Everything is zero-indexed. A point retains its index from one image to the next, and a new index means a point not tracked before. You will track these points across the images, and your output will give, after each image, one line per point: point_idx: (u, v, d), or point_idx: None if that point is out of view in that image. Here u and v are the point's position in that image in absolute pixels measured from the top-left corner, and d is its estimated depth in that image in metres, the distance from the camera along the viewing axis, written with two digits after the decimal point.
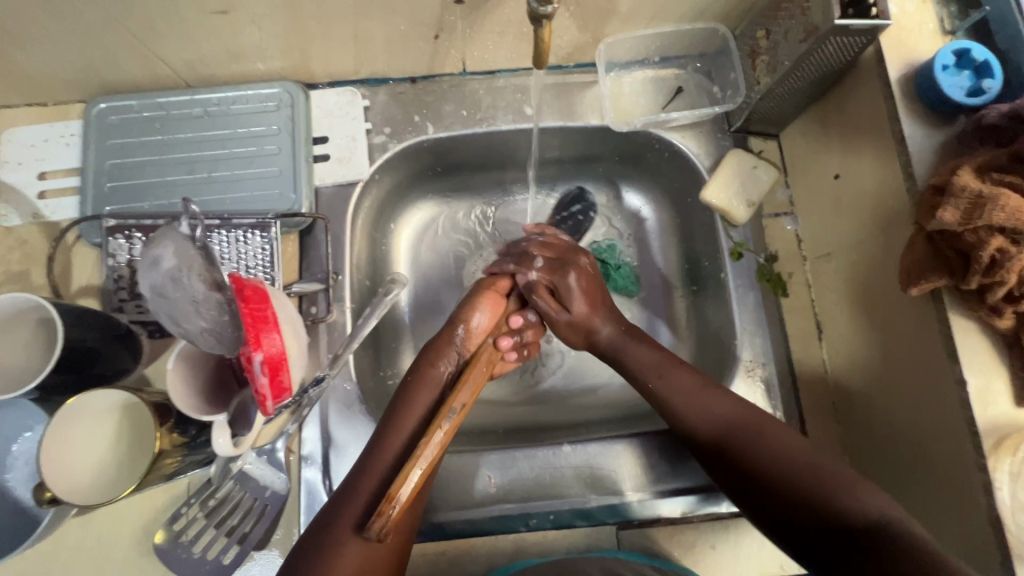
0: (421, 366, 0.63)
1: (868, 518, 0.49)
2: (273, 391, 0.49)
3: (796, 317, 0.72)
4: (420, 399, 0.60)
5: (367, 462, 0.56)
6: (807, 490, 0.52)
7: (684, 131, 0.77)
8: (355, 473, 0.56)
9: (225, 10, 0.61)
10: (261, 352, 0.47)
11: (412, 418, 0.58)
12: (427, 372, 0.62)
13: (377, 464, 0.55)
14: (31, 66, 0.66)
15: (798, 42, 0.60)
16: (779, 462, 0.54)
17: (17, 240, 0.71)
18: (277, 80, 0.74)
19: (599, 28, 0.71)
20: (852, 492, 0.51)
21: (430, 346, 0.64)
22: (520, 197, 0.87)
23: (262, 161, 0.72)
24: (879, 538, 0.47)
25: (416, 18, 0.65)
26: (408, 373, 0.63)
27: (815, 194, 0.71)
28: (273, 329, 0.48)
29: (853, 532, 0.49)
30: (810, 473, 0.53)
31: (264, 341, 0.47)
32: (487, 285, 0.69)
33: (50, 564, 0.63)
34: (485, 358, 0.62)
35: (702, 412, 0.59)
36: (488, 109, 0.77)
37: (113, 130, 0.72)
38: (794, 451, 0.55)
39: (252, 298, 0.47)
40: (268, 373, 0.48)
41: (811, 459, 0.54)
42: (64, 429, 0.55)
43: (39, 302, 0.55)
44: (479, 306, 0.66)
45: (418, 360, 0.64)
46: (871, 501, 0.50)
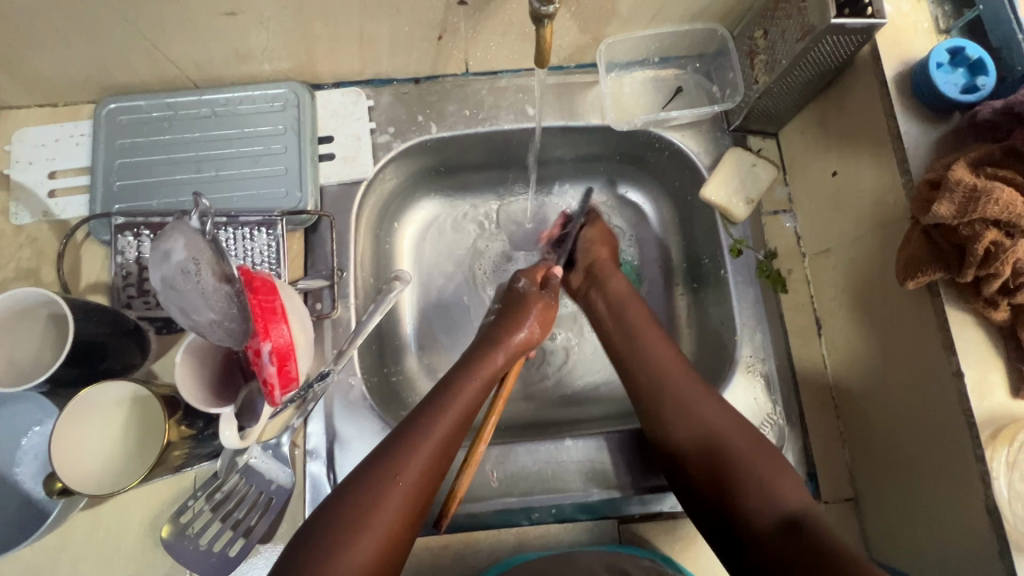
0: (479, 356, 0.65)
1: (790, 508, 0.53)
2: (281, 381, 0.51)
3: (795, 313, 0.73)
4: (470, 389, 0.61)
5: (402, 443, 0.55)
6: (746, 483, 0.55)
7: (685, 130, 0.78)
8: (389, 451, 0.54)
9: (233, 11, 0.62)
10: (269, 342, 0.50)
11: (455, 411, 0.59)
12: (484, 363, 0.64)
13: (410, 463, 0.54)
14: (43, 67, 0.68)
15: (795, 41, 0.61)
16: (732, 454, 0.58)
17: (27, 238, 0.72)
18: (283, 81, 0.75)
19: (599, 29, 0.72)
20: (780, 484, 0.55)
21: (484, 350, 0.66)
22: (521, 197, 0.88)
23: (268, 160, 0.73)
24: (799, 529, 0.50)
25: (420, 19, 0.66)
26: (465, 360, 0.65)
27: (813, 192, 0.72)
28: (281, 320, 0.51)
29: (778, 522, 0.52)
30: (757, 460, 0.57)
31: (272, 332, 0.50)
32: (540, 302, 0.72)
33: (58, 556, 0.64)
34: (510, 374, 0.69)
35: (667, 365, 0.66)
36: (491, 109, 0.79)
37: (122, 130, 0.74)
38: (724, 425, 0.60)
39: (260, 290, 0.50)
40: (276, 363, 0.50)
41: (738, 437, 0.59)
42: (68, 427, 0.55)
43: (51, 296, 0.56)
44: (528, 320, 0.70)
45: (476, 349, 0.66)
46: (793, 498, 0.54)
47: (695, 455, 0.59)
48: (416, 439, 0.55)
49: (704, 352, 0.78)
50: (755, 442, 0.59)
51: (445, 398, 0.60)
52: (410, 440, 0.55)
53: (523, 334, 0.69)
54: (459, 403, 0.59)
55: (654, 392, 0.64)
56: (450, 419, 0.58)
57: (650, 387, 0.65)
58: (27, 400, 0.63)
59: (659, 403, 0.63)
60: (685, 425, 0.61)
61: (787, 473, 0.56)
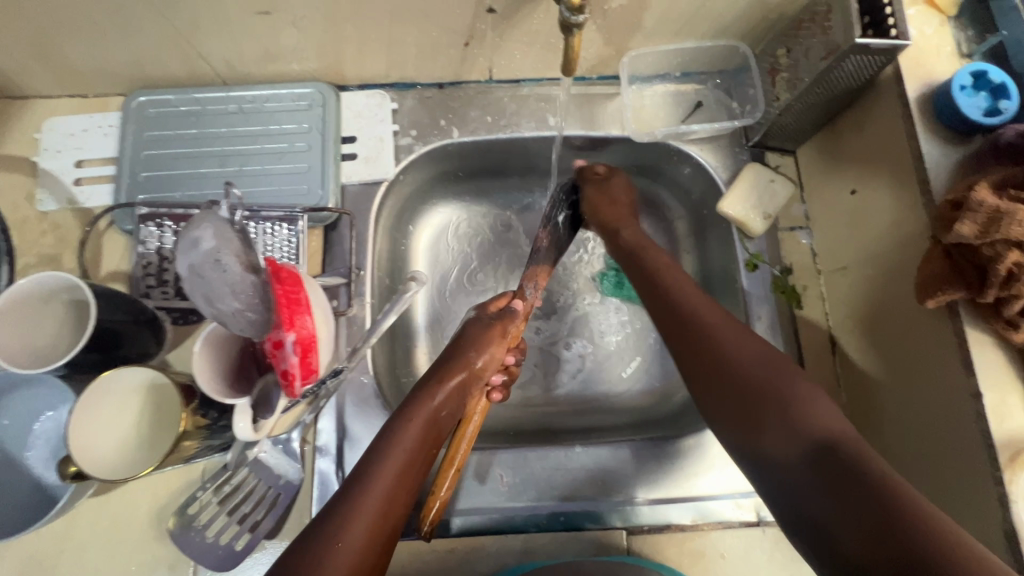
0: (414, 403, 0.61)
1: (818, 432, 0.47)
2: (302, 372, 0.52)
3: (810, 329, 0.73)
4: (421, 415, 0.60)
5: (342, 508, 0.49)
6: (773, 414, 0.50)
7: (703, 144, 0.79)
8: (328, 520, 0.48)
9: (268, 11, 0.63)
10: (294, 332, 0.50)
11: (394, 466, 0.54)
12: (425, 407, 0.61)
13: (366, 499, 0.50)
14: (78, 57, 0.69)
15: (819, 59, 0.62)
16: (761, 376, 0.53)
17: (50, 225, 0.73)
18: (310, 81, 0.77)
19: (623, 41, 0.73)
20: (809, 409, 0.49)
21: (431, 380, 0.64)
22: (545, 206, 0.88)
23: (291, 158, 0.74)
24: (826, 450, 0.46)
25: (449, 25, 0.68)
26: (400, 407, 0.61)
27: (831, 209, 0.72)
28: (305, 311, 0.51)
29: (804, 446, 0.47)
30: (780, 384, 0.52)
31: (297, 322, 0.50)
32: (497, 324, 0.70)
33: (64, 543, 0.64)
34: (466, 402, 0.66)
35: (686, 302, 0.62)
36: (512, 116, 0.80)
37: (150, 123, 0.75)
38: (750, 349, 0.56)
39: (286, 281, 0.51)
40: (299, 353, 0.51)
41: (768, 359, 0.55)
42: (100, 387, 0.56)
43: (74, 281, 0.57)
44: (485, 346, 0.68)
45: (411, 396, 0.62)
46: (827, 424, 0.48)
47: (718, 370, 0.55)
48: (354, 504, 0.50)
49: None
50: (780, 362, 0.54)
51: (381, 452, 0.55)
52: (355, 495, 0.50)
53: (478, 364, 0.66)
54: (398, 455, 0.55)
55: (686, 344, 0.59)
56: (388, 478, 0.53)
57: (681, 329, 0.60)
58: (44, 386, 0.63)
59: (701, 354, 0.57)
60: (705, 351, 0.57)
61: (823, 397, 0.51)
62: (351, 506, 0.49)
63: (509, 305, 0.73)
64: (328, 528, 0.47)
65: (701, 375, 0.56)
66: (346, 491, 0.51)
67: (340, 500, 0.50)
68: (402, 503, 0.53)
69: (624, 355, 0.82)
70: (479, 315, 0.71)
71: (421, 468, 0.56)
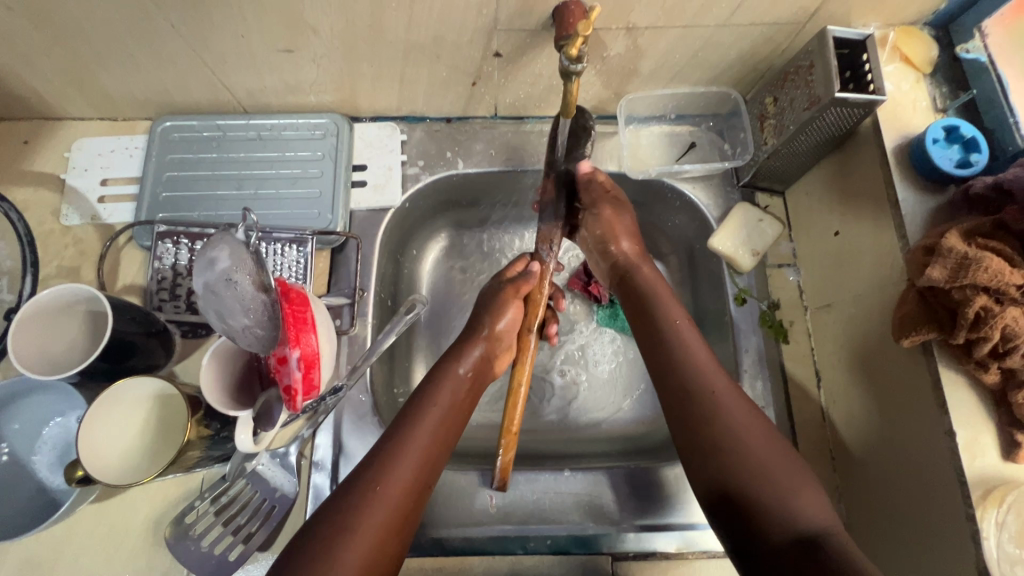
0: (442, 371, 0.66)
1: (811, 528, 0.49)
2: (304, 388, 0.54)
3: (796, 363, 0.75)
4: (454, 377, 0.65)
5: (387, 449, 0.56)
6: (767, 502, 0.52)
7: (696, 182, 0.83)
8: (372, 459, 0.55)
9: (291, 49, 0.69)
10: (298, 349, 0.54)
11: (433, 417, 0.60)
12: (449, 375, 0.65)
13: (410, 443, 0.57)
14: (112, 84, 0.75)
15: (802, 109, 0.66)
16: (757, 458, 0.55)
17: (72, 238, 0.77)
18: (326, 112, 0.81)
19: (621, 85, 0.78)
20: (803, 504, 0.51)
21: (458, 347, 0.69)
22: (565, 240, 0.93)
23: (304, 183, 0.79)
24: (818, 547, 0.47)
25: (458, 66, 0.72)
26: (432, 370, 0.67)
27: (816, 249, 0.75)
28: (310, 330, 0.55)
29: (794, 539, 0.49)
30: (777, 475, 0.54)
31: (302, 340, 0.54)
32: (510, 286, 0.74)
33: (62, 546, 0.65)
34: (487, 373, 0.70)
35: (686, 357, 0.63)
36: (515, 151, 0.84)
37: (174, 146, 0.80)
38: (748, 426, 0.57)
39: (294, 301, 0.54)
40: (302, 370, 0.54)
41: (761, 441, 0.56)
42: (113, 395, 0.59)
43: (94, 293, 0.61)
44: (498, 313, 0.72)
45: (437, 365, 0.67)
46: (816, 516, 0.51)
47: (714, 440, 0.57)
48: (398, 445, 0.57)
49: None
50: (776, 450, 0.56)
51: (420, 406, 0.61)
52: (397, 441, 0.57)
53: (499, 328, 0.71)
54: (434, 410, 0.61)
55: (681, 407, 0.60)
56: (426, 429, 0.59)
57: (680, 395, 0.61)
58: (56, 392, 0.66)
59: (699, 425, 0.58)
60: (703, 413, 0.59)
61: (812, 489, 0.53)
62: (394, 448, 0.56)
63: (523, 273, 0.76)
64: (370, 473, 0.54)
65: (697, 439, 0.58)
66: (391, 434, 0.58)
67: (385, 445, 0.57)
68: (441, 451, 0.59)
69: (616, 383, 0.85)
70: (494, 284, 0.76)
71: (450, 426, 0.61)
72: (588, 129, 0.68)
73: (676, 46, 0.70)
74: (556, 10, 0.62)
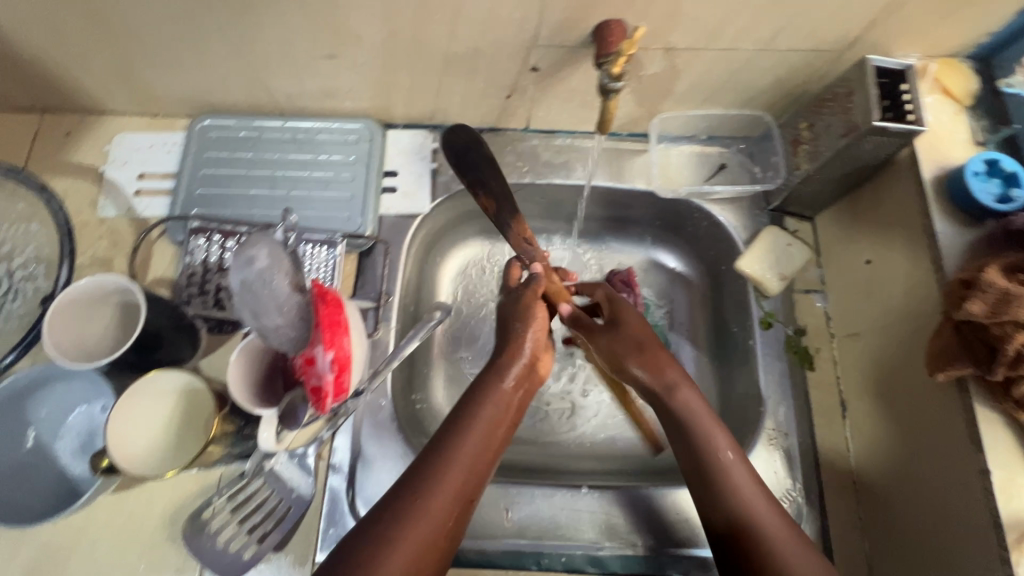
0: (487, 383, 0.61)
1: None
2: (334, 390, 0.54)
3: (821, 392, 0.74)
4: (501, 390, 0.61)
5: (427, 469, 0.54)
6: None
7: (725, 204, 0.82)
8: (412, 477, 0.54)
9: (333, 55, 0.70)
10: (333, 351, 0.52)
11: (477, 434, 0.57)
12: (495, 387, 0.61)
13: (450, 463, 0.55)
14: (156, 82, 0.76)
15: (839, 136, 0.66)
16: (774, 544, 0.53)
17: (107, 230, 0.79)
18: (361, 117, 0.83)
19: (655, 104, 0.78)
20: None
21: (496, 363, 0.63)
22: (587, 255, 0.93)
23: (336, 186, 0.80)
24: None
25: (494, 78, 0.73)
26: (476, 381, 0.62)
27: (847, 277, 0.75)
28: (344, 333, 0.54)
29: None
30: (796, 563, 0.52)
31: (336, 342, 0.53)
32: (527, 292, 0.69)
33: (79, 534, 0.66)
34: (535, 382, 0.65)
35: (700, 424, 0.60)
36: (545, 164, 0.84)
37: (211, 144, 0.81)
38: (761, 512, 0.55)
39: (330, 304, 0.53)
40: (334, 371, 0.53)
41: (774, 523, 0.55)
42: (142, 383, 0.60)
43: (129, 284, 0.62)
44: (530, 318, 0.66)
45: (482, 374, 0.62)
46: None
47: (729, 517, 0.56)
48: (439, 466, 0.55)
49: (726, 411, 0.80)
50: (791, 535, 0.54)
51: (463, 421, 0.58)
52: (438, 461, 0.55)
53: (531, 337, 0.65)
54: (478, 426, 0.57)
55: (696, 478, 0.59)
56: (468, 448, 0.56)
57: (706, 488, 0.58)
58: (83, 380, 0.67)
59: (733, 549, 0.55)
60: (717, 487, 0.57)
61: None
62: (436, 467, 0.54)
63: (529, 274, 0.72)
64: (412, 489, 0.53)
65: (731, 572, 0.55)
66: (432, 449, 0.56)
67: (425, 463, 0.55)
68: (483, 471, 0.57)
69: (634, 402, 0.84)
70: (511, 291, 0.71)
71: (494, 443, 0.58)
72: (480, 139, 0.72)
73: (713, 69, 0.71)
74: (596, 28, 0.62)
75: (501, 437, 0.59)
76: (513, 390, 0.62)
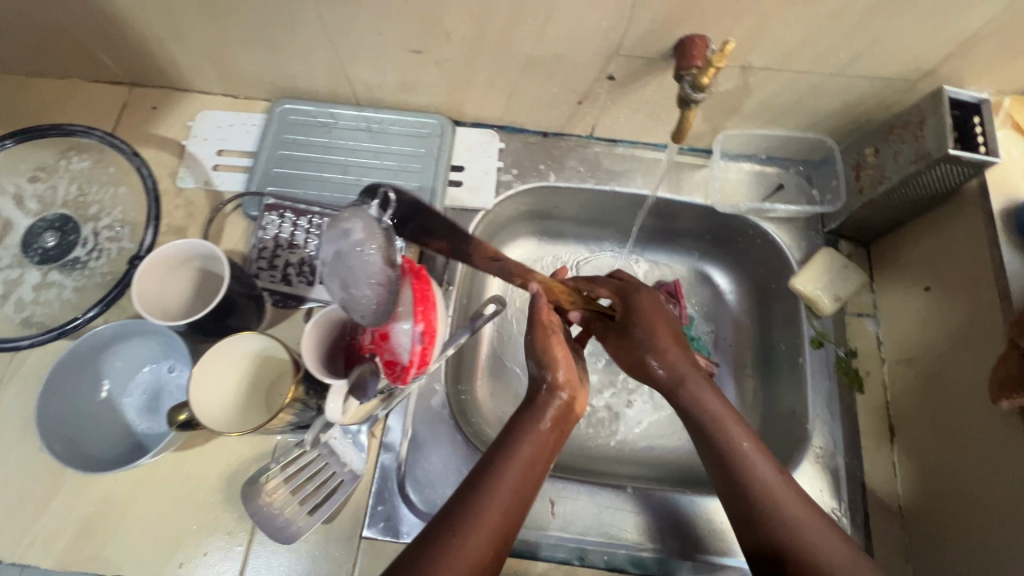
0: (522, 424, 0.60)
1: None
2: (419, 361, 0.58)
3: (870, 415, 0.74)
4: (540, 435, 0.60)
5: (462, 509, 0.54)
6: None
7: (781, 223, 0.84)
8: (447, 517, 0.54)
9: (420, 50, 0.73)
10: (421, 325, 0.56)
11: (512, 477, 0.56)
12: (532, 428, 0.60)
13: (485, 507, 0.54)
14: (246, 64, 0.80)
15: (908, 163, 0.67)
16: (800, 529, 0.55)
17: (184, 201, 0.81)
18: (433, 113, 0.86)
19: (721, 120, 0.80)
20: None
21: (532, 404, 0.63)
22: (637, 264, 0.95)
23: (406, 176, 0.83)
24: None
25: (570, 84, 0.76)
26: (514, 422, 0.61)
27: (902, 303, 0.76)
28: (433, 308, 0.58)
29: None
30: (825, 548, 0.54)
31: (424, 317, 0.57)
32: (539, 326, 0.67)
33: (139, 489, 0.68)
34: (572, 423, 0.64)
35: (717, 419, 0.63)
36: (606, 170, 0.87)
37: (289, 127, 0.85)
38: (783, 499, 0.57)
39: (418, 279, 0.57)
40: (423, 343, 0.57)
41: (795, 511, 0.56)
42: (221, 343, 0.62)
43: (212, 250, 0.65)
44: (554, 360, 0.65)
45: (519, 415, 0.61)
46: None
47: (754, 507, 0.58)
48: (474, 510, 0.54)
49: (770, 428, 0.81)
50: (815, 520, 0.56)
51: (500, 462, 0.57)
52: (473, 502, 0.54)
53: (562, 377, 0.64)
54: (516, 468, 0.56)
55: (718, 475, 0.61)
56: (505, 491, 0.55)
57: (726, 485, 0.60)
58: (155, 340, 0.70)
59: (755, 536, 0.57)
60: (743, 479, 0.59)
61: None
62: (470, 509, 0.54)
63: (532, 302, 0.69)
64: (450, 529, 0.53)
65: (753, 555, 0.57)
66: (467, 490, 0.55)
67: (459, 505, 0.54)
68: (518, 514, 0.55)
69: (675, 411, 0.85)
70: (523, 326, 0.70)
71: (530, 486, 0.57)
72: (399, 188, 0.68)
73: (784, 90, 0.73)
74: (681, 42, 0.65)
75: (539, 477, 0.58)
76: (550, 431, 0.60)
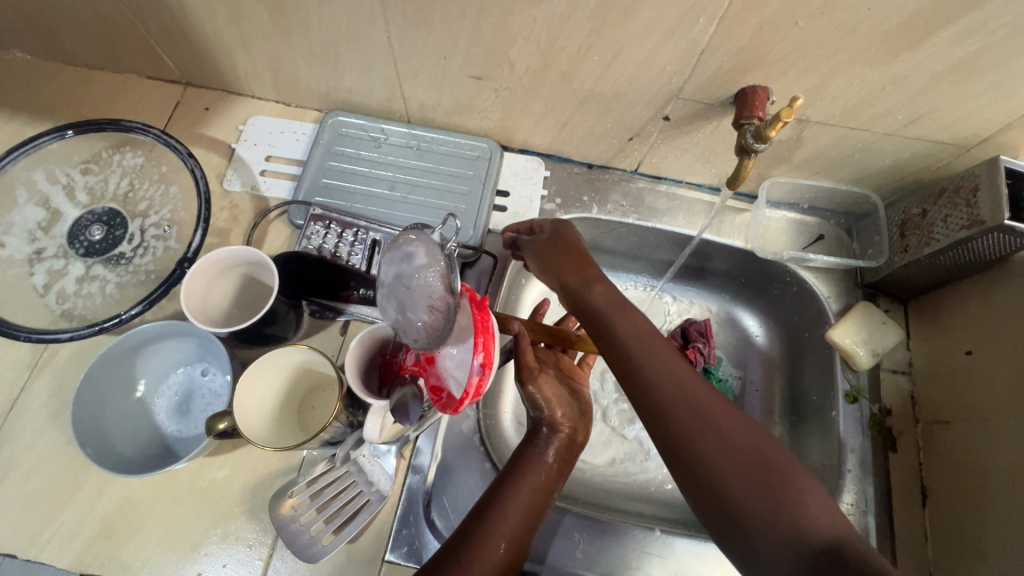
0: (528, 456, 0.61)
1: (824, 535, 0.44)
2: (474, 392, 0.54)
3: (902, 475, 0.74)
4: (544, 467, 0.61)
5: (472, 536, 0.54)
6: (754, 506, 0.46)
7: (819, 272, 0.84)
8: (460, 546, 0.54)
9: (481, 77, 0.74)
10: (481, 355, 0.52)
11: (518, 506, 0.57)
12: (537, 460, 0.61)
13: (494, 535, 0.55)
14: (305, 75, 0.81)
15: (959, 229, 0.68)
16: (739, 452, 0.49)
17: (229, 203, 0.82)
18: (483, 137, 0.87)
19: (768, 167, 0.81)
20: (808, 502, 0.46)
21: (530, 440, 0.64)
22: (668, 299, 0.95)
23: (453, 197, 0.83)
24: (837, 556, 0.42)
25: (624, 121, 0.77)
26: (518, 456, 0.62)
27: (939, 365, 0.75)
28: (492, 336, 0.54)
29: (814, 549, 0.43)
30: (765, 467, 0.48)
31: (485, 345, 0.53)
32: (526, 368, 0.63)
33: (162, 493, 0.67)
34: (572, 459, 0.64)
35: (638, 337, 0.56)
36: (648, 206, 0.87)
37: (340, 139, 0.86)
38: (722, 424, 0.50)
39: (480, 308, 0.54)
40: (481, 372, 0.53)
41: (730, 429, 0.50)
42: (271, 355, 0.62)
43: (261, 258, 0.65)
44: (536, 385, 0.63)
45: (523, 449, 0.63)
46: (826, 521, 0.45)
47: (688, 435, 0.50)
48: (482, 537, 0.54)
49: None
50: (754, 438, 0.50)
51: (507, 492, 0.58)
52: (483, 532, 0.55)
53: (558, 414, 0.64)
54: (523, 497, 0.58)
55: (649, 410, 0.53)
56: (513, 519, 0.56)
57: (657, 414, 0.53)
58: (190, 343, 0.69)
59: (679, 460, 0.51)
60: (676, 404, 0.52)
61: (819, 489, 0.47)
62: (480, 537, 0.54)
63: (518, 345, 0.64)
64: (457, 554, 0.53)
65: (681, 478, 0.51)
66: (475, 520, 0.56)
67: (468, 532, 0.55)
68: (523, 541, 0.56)
69: None
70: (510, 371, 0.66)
71: (535, 514, 0.58)
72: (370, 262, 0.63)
73: (836, 145, 0.74)
74: (743, 91, 0.66)
75: (540, 507, 0.59)
76: (554, 464, 0.61)
